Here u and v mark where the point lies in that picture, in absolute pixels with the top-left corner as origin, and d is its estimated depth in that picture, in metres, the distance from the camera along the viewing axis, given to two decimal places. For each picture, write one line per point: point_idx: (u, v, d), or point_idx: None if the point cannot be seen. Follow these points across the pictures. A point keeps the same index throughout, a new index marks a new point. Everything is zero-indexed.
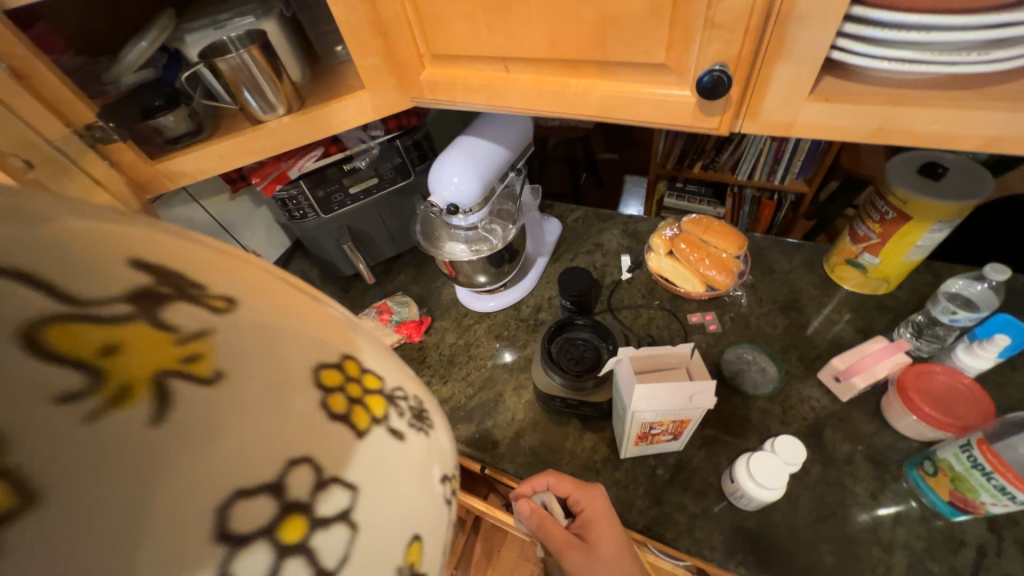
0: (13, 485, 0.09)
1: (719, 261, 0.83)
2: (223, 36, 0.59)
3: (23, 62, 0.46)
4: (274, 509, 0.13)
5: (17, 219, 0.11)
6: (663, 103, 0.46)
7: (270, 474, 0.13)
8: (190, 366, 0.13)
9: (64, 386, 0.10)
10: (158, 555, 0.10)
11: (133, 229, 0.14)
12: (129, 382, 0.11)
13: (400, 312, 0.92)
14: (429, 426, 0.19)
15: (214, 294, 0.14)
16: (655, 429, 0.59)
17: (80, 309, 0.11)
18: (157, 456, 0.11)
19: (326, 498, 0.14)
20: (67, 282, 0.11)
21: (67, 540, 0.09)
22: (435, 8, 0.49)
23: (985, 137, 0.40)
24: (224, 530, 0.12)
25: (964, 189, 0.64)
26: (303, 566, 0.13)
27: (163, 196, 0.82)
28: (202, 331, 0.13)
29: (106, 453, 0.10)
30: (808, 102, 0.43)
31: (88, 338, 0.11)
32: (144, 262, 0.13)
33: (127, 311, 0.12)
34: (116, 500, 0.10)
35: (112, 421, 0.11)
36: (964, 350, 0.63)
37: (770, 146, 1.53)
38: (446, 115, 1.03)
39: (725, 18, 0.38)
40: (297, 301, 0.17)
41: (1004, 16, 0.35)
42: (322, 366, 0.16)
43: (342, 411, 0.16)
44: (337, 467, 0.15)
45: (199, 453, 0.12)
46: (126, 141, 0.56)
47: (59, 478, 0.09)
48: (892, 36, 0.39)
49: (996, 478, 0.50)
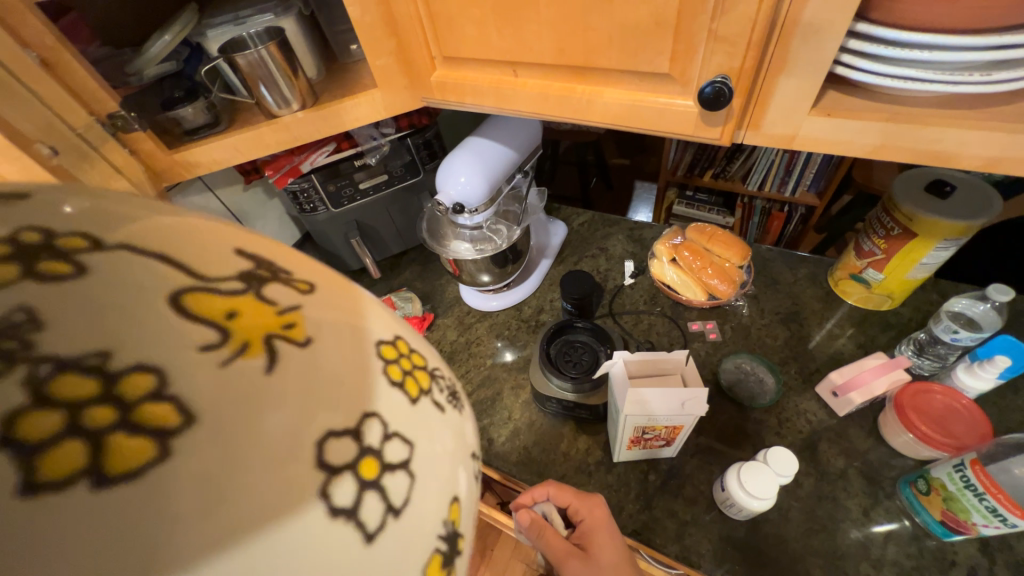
0: (177, 409, 0.12)
1: (721, 270, 0.84)
2: (243, 32, 0.61)
3: (51, 52, 0.48)
4: (354, 451, 0.14)
5: (127, 223, 0.15)
6: (666, 112, 0.47)
7: (350, 422, 0.15)
8: (288, 330, 0.15)
9: (202, 339, 0.13)
10: (268, 474, 0.12)
11: (235, 229, 0.17)
12: (248, 336, 0.14)
13: (403, 307, 0.93)
14: (460, 406, 0.21)
15: (299, 280, 0.17)
16: (647, 434, 0.60)
17: (208, 282, 0.14)
18: (265, 400, 0.13)
19: (391, 448, 0.15)
20: (196, 264, 0.14)
21: (211, 450, 0.12)
22: (447, 12, 0.50)
23: (985, 158, 0.40)
24: (321, 461, 0.13)
25: (971, 208, 0.63)
26: (377, 501, 0.14)
27: (178, 185, 0.85)
28: (294, 305, 0.16)
29: (232, 391, 0.13)
30: (809, 116, 0.43)
31: (216, 304, 0.14)
32: (246, 253, 0.16)
33: (239, 287, 0.15)
34: (241, 427, 0.12)
35: (237, 366, 0.13)
36: (964, 370, 0.63)
37: (782, 157, 1.52)
38: (457, 115, 1.05)
39: (727, 32, 0.39)
40: (358, 293, 0.19)
41: (1007, 38, 0.36)
42: (383, 341, 0.17)
43: (403, 378, 0.17)
44: (401, 423, 0.16)
45: (300, 399, 0.14)
46: (146, 131, 0.58)
47: (205, 408, 0.12)
48: (894, 53, 0.39)
49: (988, 500, 0.50)
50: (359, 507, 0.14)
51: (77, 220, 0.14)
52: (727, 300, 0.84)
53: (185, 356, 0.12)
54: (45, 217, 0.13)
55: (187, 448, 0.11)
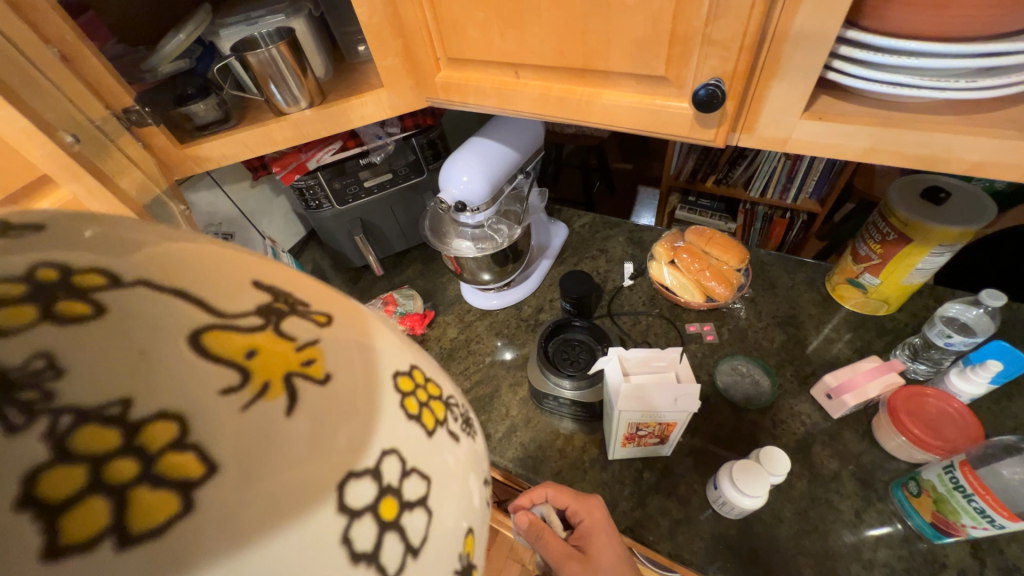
0: (200, 459, 0.12)
1: (719, 273, 0.84)
2: (255, 31, 0.63)
3: (71, 47, 0.50)
4: (374, 491, 0.15)
5: (155, 246, 0.15)
6: (663, 114, 0.48)
7: (370, 462, 0.15)
8: (308, 368, 0.15)
9: (224, 382, 0.13)
10: (293, 519, 0.13)
11: (246, 256, 0.17)
12: (269, 377, 0.14)
13: (405, 304, 0.95)
14: (468, 433, 0.22)
15: (316, 312, 0.17)
16: (641, 431, 0.61)
17: (226, 320, 0.14)
18: (290, 444, 0.13)
19: (408, 485, 0.16)
20: (215, 301, 0.15)
21: (234, 499, 0.12)
22: (453, 16, 0.52)
23: (972, 162, 0.41)
24: (342, 504, 0.14)
25: (966, 214, 0.64)
26: (397, 540, 0.15)
27: (188, 179, 0.87)
28: (312, 340, 0.16)
29: (254, 437, 0.13)
30: (802, 119, 0.44)
31: (236, 343, 0.14)
32: (264, 285, 0.16)
33: (258, 324, 0.15)
34: (266, 472, 0.13)
35: (259, 410, 0.13)
36: (957, 374, 0.64)
37: (784, 164, 1.53)
38: (462, 116, 1.07)
39: (721, 36, 0.40)
40: (370, 321, 0.19)
41: (991, 46, 0.37)
42: (399, 373, 0.18)
43: (418, 412, 0.18)
44: (416, 459, 0.17)
45: (322, 442, 0.14)
46: (159, 125, 0.60)
47: (227, 454, 0.12)
48: (883, 59, 0.40)
49: (976, 501, 0.51)
50: (380, 547, 0.14)
51: (87, 242, 0.14)
52: (724, 302, 0.85)
53: (205, 402, 0.13)
54: (55, 246, 0.13)
55: (212, 498, 0.12)
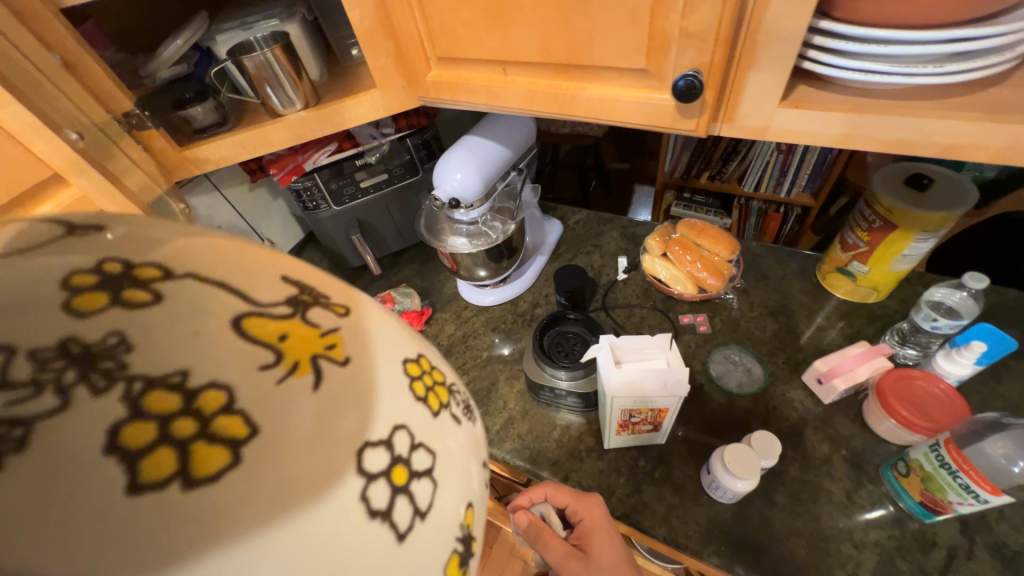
0: (242, 423, 0.14)
1: (711, 264, 0.86)
2: (250, 36, 0.64)
3: (74, 54, 0.52)
4: (387, 460, 0.16)
5: (172, 241, 0.17)
6: (646, 106, 0.50)
7: (384, 435, 0.16)
8: (331, 349, 0.16)
9: (260, 359, 0.15)
10: (318, 478, 0.14)
11: (274, 251, 0.19)
12: (298, 357, 0.15)
13: (403, 302, 0.96)
14: (471, 419, 0.23)
15: (336, 303, 0.18)
16: (634, 418, 0.62)
17: (260, 307, 0.16)
18: (315, 414, 0.15)
19: (417, 458, 0.17)
20: (248, 289, 0.16)
21: (269, 460, 0.13)
22: (441, 16, 0.54)
23: (943, 144, 0.43)
24: (359, 470, 0.15)
25: (948, 200, 0.66)
26: (406, 505, 0.16)
27: (187, 182, 0.89)
28: (334, 327, 0.17)
29: (284, 410, 0.14)
30: (780, 108, 0.46)
31: (269, 327, 0.16)
32: (293, 279, 0.18)
33: (285, 310, 0.17)
34: (296, 436, 0.14)
35: (290, 385, 0.15)
36: (943, 357, 0.65)
37: (776, 158, 1.54)
38: (455, 116, 1.08)
39: (697, 29, 0.42)
40: (381, 312, 0.21)
41: (957, 31, 0.38)
42: (409, 360, 0.19)
43: (426, 394, 0.19)
44: (425, 435, 0.18)
45: (342, 415, 0.15)
46: (158, 129, 0.62)
47: (264, 420, 0.14)
48: (854, 48, 0.41)
49: (961, 477, 0.52)
50: (392, 509, 0.16)
51: (119, 243, 0.16)
52: (717, 293, 0.86)
53: (248, 375, 0.14)
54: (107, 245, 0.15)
55: (252, 456, 0.13)
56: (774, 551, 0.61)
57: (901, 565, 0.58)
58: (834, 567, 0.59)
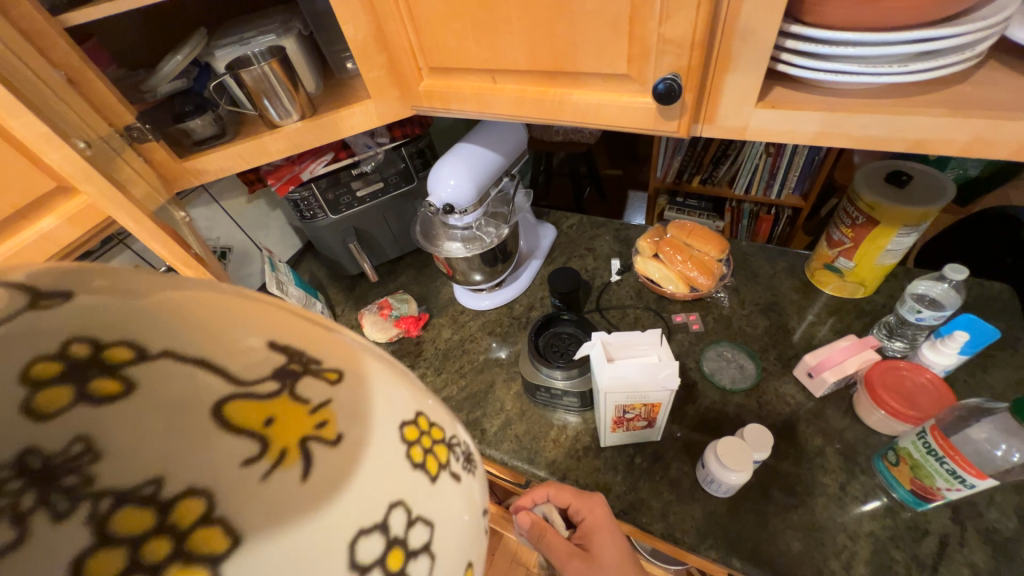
0: (226, 528, 0.13)
1: (701, 263, 0.87)
2: (248, 51, 0.67)
3: (77, 71, 0.54)
4: (382, 544, 0.15)
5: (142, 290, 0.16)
6: (631, 110, 0.52)
7: (378, 517, 0.16)
8: (321, 431, 0.16)
9: (243, 452, 0.14)
10: None
11: (258, 307, 0.18)
12: (285, 446, 0.15)
13: (400, 307, 0.98)
14: (474, 468, 0.22)
15: (328, 367, 0.17)
16: (628, 414, 0.63)
17: (244, 386, 0.15)
18: (303, 511, 0.14)
19: (414, 535, 0.17)
20: (231, 366, 0.15)
21: (254, 570, 0.13)
22: (432, 29, 0.56)
23: (912, 139, 0.45)
24: (352, 561, 0.15)
25: (927, 195, 0.68)
26: None
27: (187, 194, 0.90)
28: (324, 401, 0.16)
29: (272, 510, 0.14)
30: (757, 108, 0.48)
31: (255, 412, 0.15)
32: (279, 342, 0.17)
33: (273, 387, 0.16)
34: (283, 536, 0.13)
35: (277, 479, 0.14)
36: (929, 347, 0.67)
37: (766, 161, 1.57)
38: (448, 125, 1.11)
39: (673, 34, 0.44)
40: (378, 366, 0.19)
41: (919, 33, 0.40)
42: (406, 424, 0.18)
43: (425, 459, 0.18)
44: (423, 508, 0.17)
45: (331, 511, 0.15)
46: (158, 141, 0.64)
47: (248, 523, 0.13)
48: (825, 50, 0.43)
49: (948, 462, 0.53)
50: None
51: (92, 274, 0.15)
52: (708, 292, 0.88)
53: (229, 475, 0.13)
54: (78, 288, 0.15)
55: (235, 571, 0.13)
56: (769, 543, 0.61)
57: (895, 554, 0.59)
58: (829, 558, 0.59)
